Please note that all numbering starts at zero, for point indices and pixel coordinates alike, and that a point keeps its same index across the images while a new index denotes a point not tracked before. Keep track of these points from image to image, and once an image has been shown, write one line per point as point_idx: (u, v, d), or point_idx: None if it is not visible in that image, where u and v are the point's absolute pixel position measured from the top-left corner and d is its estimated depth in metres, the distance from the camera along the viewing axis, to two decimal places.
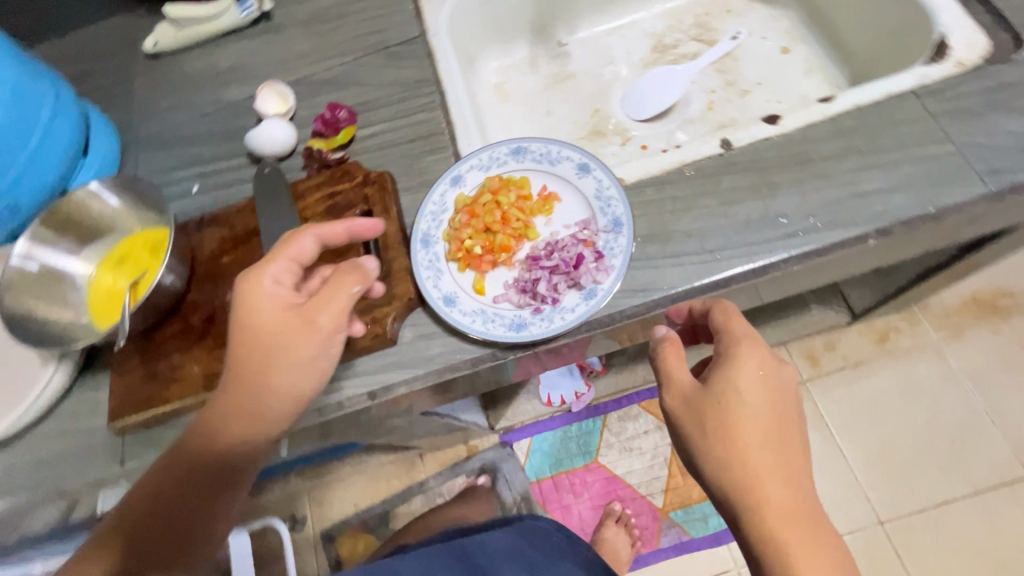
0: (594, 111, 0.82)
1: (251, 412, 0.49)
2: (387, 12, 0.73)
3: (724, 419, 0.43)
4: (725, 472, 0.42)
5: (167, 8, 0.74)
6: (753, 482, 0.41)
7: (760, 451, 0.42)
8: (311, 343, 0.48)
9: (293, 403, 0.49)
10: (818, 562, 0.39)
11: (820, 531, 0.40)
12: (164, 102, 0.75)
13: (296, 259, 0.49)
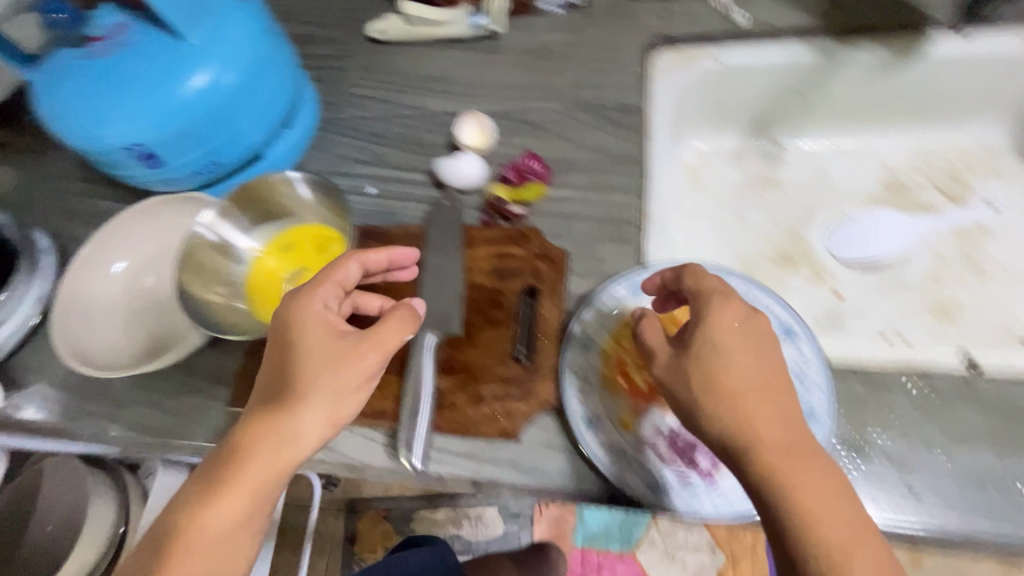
0: (789, 232, 0.73)
1: (257, 430, 0.44)
2: (613, 71, 0.69)
3: (734, 396, 0.40)
4: (738, 446, 0.39)
5: (405, 3, 0.75)
6: (752, 443, 0.39)
7: (767, 420, 0.40)
8: (341, 371, 0.45)
9: (291, 432, 0.44)
10: (845, 542, 0.37)
11: (847, 505, 0.38)
12: (370, 91, 0.76)
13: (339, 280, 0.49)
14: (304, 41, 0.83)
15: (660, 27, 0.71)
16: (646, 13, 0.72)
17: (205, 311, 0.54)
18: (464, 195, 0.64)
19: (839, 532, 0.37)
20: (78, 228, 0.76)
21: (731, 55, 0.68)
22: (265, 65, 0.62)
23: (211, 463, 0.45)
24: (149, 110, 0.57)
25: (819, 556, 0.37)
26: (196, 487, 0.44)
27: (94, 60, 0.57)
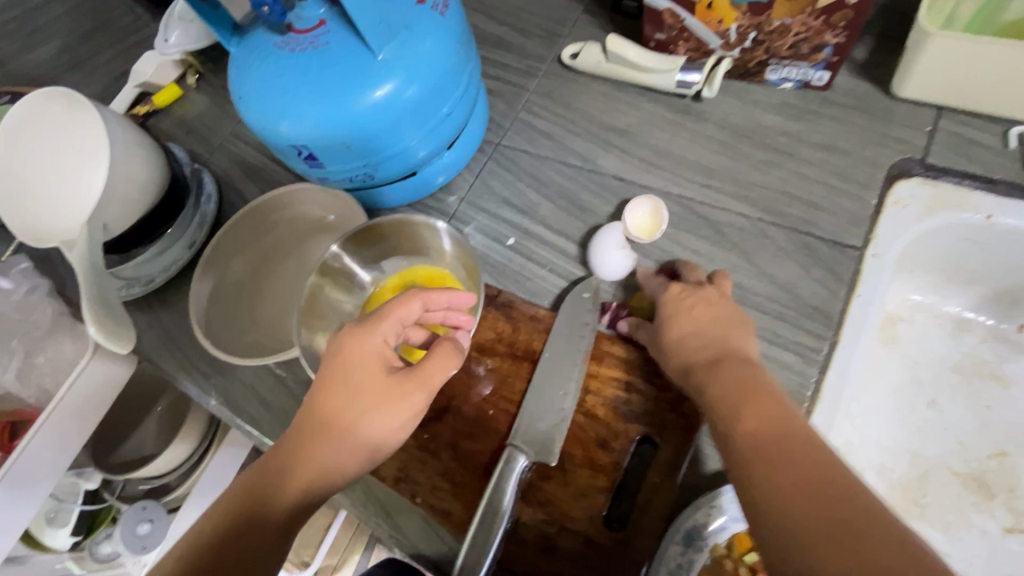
0: (997, 452, 0.56)
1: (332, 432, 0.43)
2: (836, 188, 0.56)
3: (697, 341, 0.45)
4: (694, 370, 0.44)
5: (612, 37, 0.65)
6: (729, 422, 0.38)
7: (738, 365, 0.41)
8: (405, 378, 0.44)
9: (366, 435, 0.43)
10: (761, 440, 0.35)
11: (792, 432, 0.35)
12: (544, 122, 0.69)
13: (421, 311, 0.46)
14: (493, 42, 0.77)
15: (921, 149, 0.55)
16: (906, 122, 0.57)
17: (320, 348, 0.53)
18: (607, 286, 0.57)
19: (754, 428, 0.36)
20: (238, 179, 0.79)
21: (1011, 217, 0.51)
22: (447, 86, 0.58)
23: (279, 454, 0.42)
24: (323, 118, 0.55)
25: (744, 457, 0.35)
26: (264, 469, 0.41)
27: (288, 51, 0.55)
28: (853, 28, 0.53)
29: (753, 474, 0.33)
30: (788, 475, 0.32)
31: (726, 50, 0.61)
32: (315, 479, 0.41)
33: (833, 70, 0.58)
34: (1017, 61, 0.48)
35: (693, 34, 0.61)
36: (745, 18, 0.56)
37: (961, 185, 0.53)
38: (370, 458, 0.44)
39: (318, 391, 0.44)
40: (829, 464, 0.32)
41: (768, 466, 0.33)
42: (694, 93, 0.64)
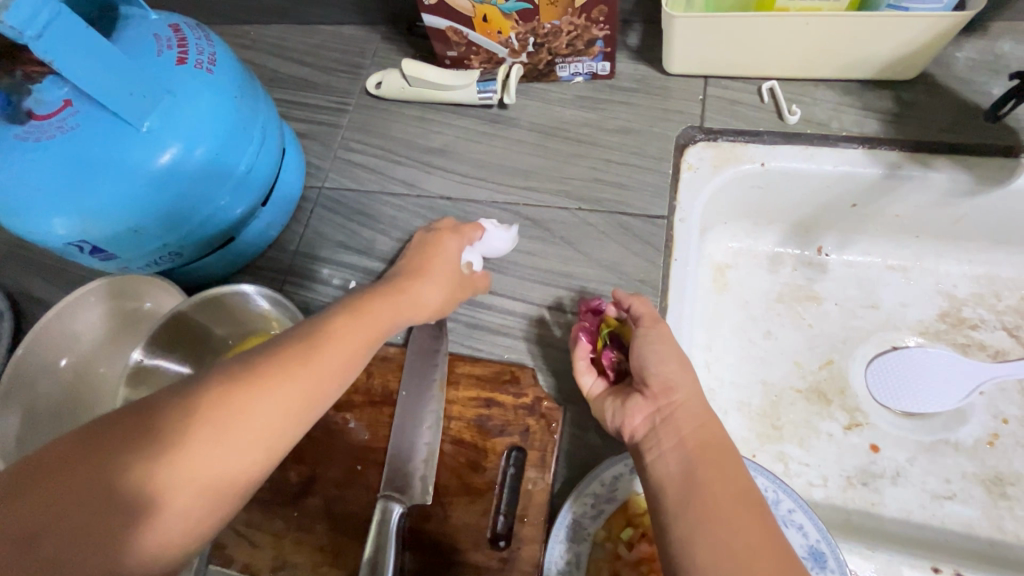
0: (826, 361, 0.63)
1: (312, 339, 0.38)
2: (639, 165, 0.60)
3: (669, 398, 0.43)
4: (652, 431, 0.43)
5: (407, 61, 0.65)
6: (671, 421, 0.42)
7: (682, 376, 0.44)
8: (410, 292, 0.47)
9: (355, 346, 0.40)
10: (693, 447, 0.41)
11: (719, 443, 0.41)
12: (363, 156, 0.68)
13: (452, 249, 0.53)
14: (295, 85, 0.74)
15: (698, 117, 0.61)
16: (682, 95, 0.63)
17: None
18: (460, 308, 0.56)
19: (687, 432, 0.41)
20: (38, 286, 0.69)
21: (779, 160, 0.58)
22: (237, 142, 0.54)
23: (214, 379, 0.35)
24: (95, 205, 0.49)
25: (684, 464, 0.40)
26: (193, 405, 0.33)
27: (33, 141, 0.48)
28: (613, 21, 0.58)
29: (699, 480, 0.39)
30: (720, 482, 0.39)
31: (514, 58, 0.63)
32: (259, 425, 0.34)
33: (610, 60, 0.63)
34: (746, 28, 0.55)
35: (481, 48, 0.63)
36: (518, 24, 0.59)
37: (737, 141, 0.59)
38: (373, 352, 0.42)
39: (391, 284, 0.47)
40: (741, 478, 0.39)
41: (710, 471, 0.39)
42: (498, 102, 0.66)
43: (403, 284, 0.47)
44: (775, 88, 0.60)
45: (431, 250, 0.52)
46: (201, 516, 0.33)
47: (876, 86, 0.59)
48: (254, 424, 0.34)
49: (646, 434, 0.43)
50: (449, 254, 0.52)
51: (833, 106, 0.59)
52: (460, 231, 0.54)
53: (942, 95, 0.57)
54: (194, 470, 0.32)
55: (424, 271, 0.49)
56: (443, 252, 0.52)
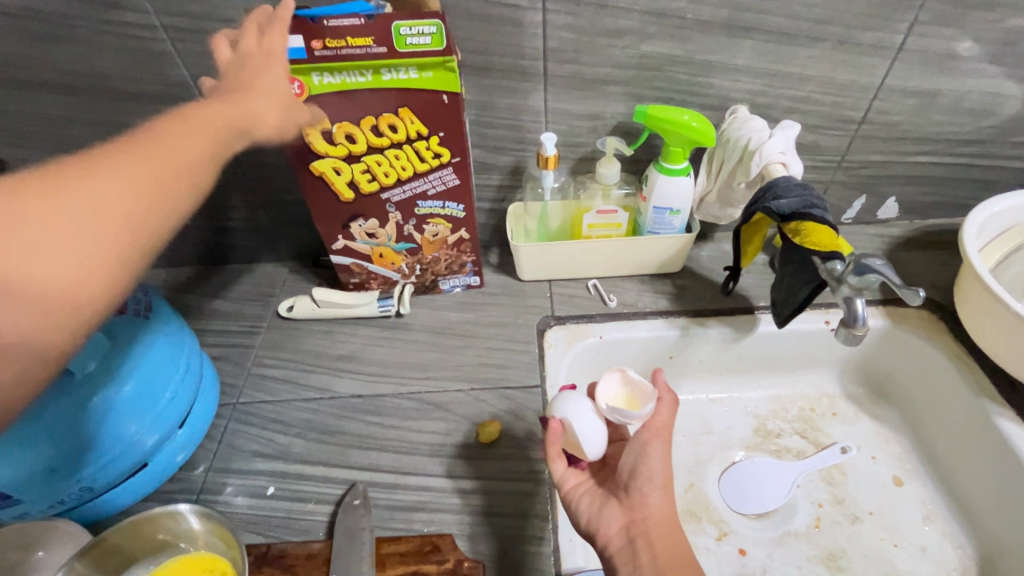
0: (689, 484, 0.77)
1: (86, 165, 0.38)
2: (514, 349, 0.77)
3: (642, 514, 0.52)
4: (630, 547, 0.50)
5: (317, 289, 0.80)
6: (645, 531, 0.51)
7: (656, 495, 0.53)
8: (167, 146, 0.43)
9: (98, 217, 0.36)
10: (661, 558, 0.49)
11: (682, 553, 0.50)
12: (276, 369, 0.76)
13: (282, 36, 0.55)
14: (210, 315, 0.84)
15: (549, 309, 0.82)
16: (536, 294, 0.84)
17: None
18: (383, 494, 0.63)
19: (659, 543, 0.50)
20: None
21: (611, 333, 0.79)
22: (164, 376, 0.62)
23: None
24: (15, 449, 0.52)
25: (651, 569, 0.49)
26: None
27: None
28: (476, 250, 0.79)
29: None
30: None
31: (405, 280, 0.81)
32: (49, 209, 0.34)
33: (479, 274, 0.83)
34: (565, 250, 0.80)
35: (379, 275, 0.81)
36: (406, 254, 0.78)
37: (580, 322, 0.80)
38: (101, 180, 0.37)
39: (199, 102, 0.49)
40: None
41: None
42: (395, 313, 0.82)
43: (182, 135, 0.45)
44: (597, 284, 0.84)
45: (195, 115, 0.47)
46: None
47: (661, 276, 0.86)
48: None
49: (624, 548, 0.51)
50: (280, 57, 0.55)
51: (637, 291, 0.84)
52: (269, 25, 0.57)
53: (701, 279, 0.84)
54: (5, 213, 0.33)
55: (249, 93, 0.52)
56: (189, 148, 0.44)
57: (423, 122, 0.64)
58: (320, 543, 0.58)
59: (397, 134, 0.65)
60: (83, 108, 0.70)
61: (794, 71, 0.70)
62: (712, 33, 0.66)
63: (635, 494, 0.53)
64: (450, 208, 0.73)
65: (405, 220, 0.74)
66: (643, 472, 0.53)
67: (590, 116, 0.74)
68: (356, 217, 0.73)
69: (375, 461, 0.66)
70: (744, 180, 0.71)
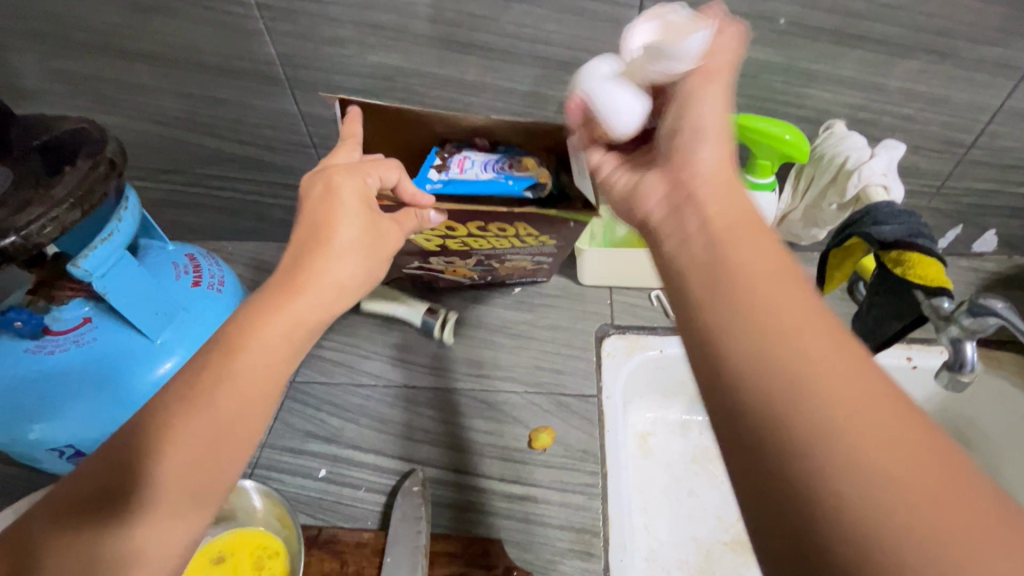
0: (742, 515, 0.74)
1: (173, 417, 0.39)
2: (571, 354, 0.75)
3: (686, 169, 0.40)
4: (684, 230, 0.37)
5: (371, 286, 0.78)
6: (745, 323, 0.29)
7: (746, 239, 0.33)
8: (239, 372, 0.41)
9: (252, 414, 0.41)
10: (764, 380, 0.27)
11: (813, 384, 0.26)
12: (331, 351, 0.76)
13: (358, 197, 0.52)
14: None
15: (608, 316, 0.79)
16: (595, 299, 0.81)
17: None
18: (435, 490, 0.62)
19: (749, 342, 0.28)
20: None
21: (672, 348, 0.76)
22: None
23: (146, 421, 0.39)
24: (92, 410, 0.54)
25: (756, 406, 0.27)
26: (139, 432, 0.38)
27: (46, 353, 0.54)
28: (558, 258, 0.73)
29: (813, 466, 0.24)
30: (835, 439, 0.24)
31: (468, 284, 0.79)
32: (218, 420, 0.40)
33: (547, 274, 0.80)
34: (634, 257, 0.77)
35: (445, 280, 0.78)
36: (480, 272, 0.75)
37: (641, 332, 0.77)
38: (255, 386, 0.42)
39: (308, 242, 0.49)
40: (908, 441, 0.24)
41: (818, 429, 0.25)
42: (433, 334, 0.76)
43: (251, 342, 0.43)
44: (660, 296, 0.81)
45: (270, 311, 0.44)
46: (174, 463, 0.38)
47: None
48: (179, 431, 0.39)
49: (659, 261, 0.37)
50: (353, 208, 0.51)
51: None
52: (356, 171, 0.52)
53: None
54: (186, 437, 0.39)
55: (330, 259, 0.48)
56: (266, 351, 0.43)
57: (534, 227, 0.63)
58: (371, 533, 0.58)
59: (504, 231, 0.64)
60: (175, 81, 0.72)
61: (904, 87, 0.65)
62: (820, 41, 0.61)
63: (679, 150, 0.41)
64: (540, 258, 0.73)
65: (489, 260, 0.72)
66: (689, 122, 0.41)
67: None
68: (438, 255, 0.71)
69: (427, 455, 0.65)
70: (836, 201, 0.67)
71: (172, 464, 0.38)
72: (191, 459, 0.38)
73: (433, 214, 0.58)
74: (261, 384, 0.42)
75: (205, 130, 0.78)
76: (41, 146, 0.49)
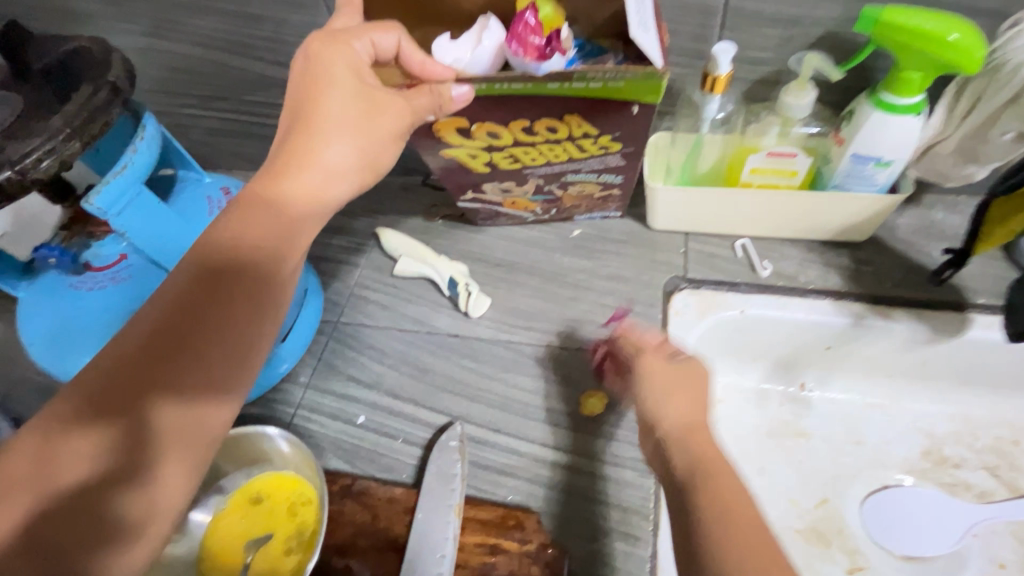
0: (821, 500, 0.65)
1: (208, 282, 0.39)
2: (631, 311, 0.66)
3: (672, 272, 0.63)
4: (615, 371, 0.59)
5: (408, 241, 0.71)
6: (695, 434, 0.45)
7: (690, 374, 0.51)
8: (253, 251, 0.41)
9: (273, 290, 0.41)
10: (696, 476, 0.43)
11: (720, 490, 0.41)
12: (376, 293, 0.71)
13: (347, 66, 0.43)
14: None
15: (681, 267, 0.68)
16: (667, 247, 0.69)
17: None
18: (474, 450, 0.58)
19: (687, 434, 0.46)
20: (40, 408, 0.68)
21: (757, 308, 0.64)
22: None
23: (175, 287, 0.39)
24: None
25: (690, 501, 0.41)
26: (172, 299, 0.38)
27: (87, 290, 0.54)
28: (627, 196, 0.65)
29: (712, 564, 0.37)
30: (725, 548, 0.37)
31: (531, 217, 0.71)
32: (244, 291, 0.40)
33: (620, 208, 0.70)
34: (716, 198, 0.63)
35: (508, 216, 0.70)
36: (542, 203, 0.67)
37: (718, 290, 0.65)
38: (274, 258, 0.41)
39: (293, 117, 0.43)
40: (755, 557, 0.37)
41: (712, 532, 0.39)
42: (463, 309, 0.68)
43: (248, 230, 0.41)
44: (747, 246, 0.68)
45: (266, 198, 0.42)
46: (212, 333, 0.39)
47: (838, 243, 0.67)
48: (214, 304, 0.39)
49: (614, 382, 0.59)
50: (343, 81, 0.43)
51: (801, 261, 0.66)
52: (340, 38, 0.44)
53: (893, 256, 0.65)
54: (218, 307, 0.39)
55: (321, 144, 0.43)
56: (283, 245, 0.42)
57: (617, 136, 0.53)
58: (404, 488, 0.56)
59: (554, 133, 0.53)
60: None
61: None
62: None
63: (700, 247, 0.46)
64: (608, 178, 0.61)
65: (548, 183, 0.62)
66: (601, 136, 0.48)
67: (786, 22, 0.54)
68: (491, 180, 0.61)
69: (464, 410, 0.61)
70: (1014, 129, 0.50)
71: (203, 344, 0.38)
72: (225, 326, 0.39)
73: (454, 85, 0.45)
74: (285, 256, 0.42)
75: (246, 52, 0.72)
76: (50, 68, 0.45)
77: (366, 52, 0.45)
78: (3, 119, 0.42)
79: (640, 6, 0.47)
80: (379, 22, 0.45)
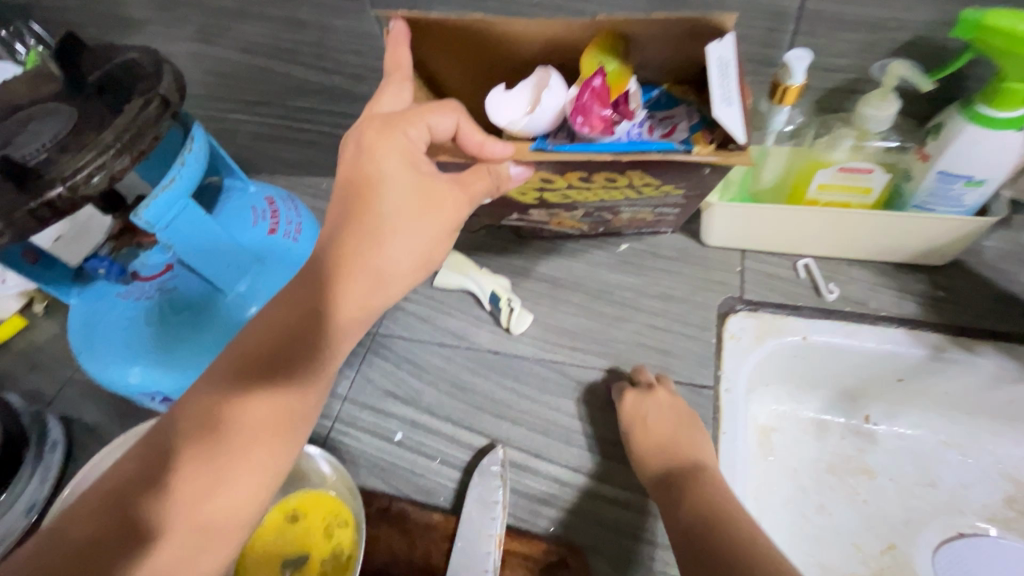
0: (888, 546, 0.59)
1: (270, 331, 0.40)
2: (682, 333, 0.62)
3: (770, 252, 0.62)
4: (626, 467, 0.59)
5: (449, 253, 0.69)
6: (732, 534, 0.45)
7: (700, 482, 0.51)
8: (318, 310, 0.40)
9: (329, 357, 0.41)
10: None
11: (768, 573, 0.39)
12: (415, 305, 0.69)
13: (401, 156, 0.41)
14: None
15: (737, 288, 0.63)
16: (722, 265, 0.65)
17: None
18: (515, 477, 0.56)
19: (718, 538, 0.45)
20: (90, 411, 0.69)
21: (822, 335, 0.59)
22: None
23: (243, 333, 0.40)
24: (177, 363, 0.53)
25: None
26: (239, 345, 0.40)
27: (135, 300, 0.54)
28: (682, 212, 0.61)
29: None
30: None
31: (577, 233, 0.68)
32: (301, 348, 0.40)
33: (672, 224, 0.66)
34: (780, 218, 0.59)
35: (553, 230, 0.67)
36: (590, 223, 0.63)
37: (778, 313, 0.61)
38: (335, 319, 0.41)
39: (364, 169, 0.41)
40: None
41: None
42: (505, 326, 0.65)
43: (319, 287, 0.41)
44: (810, 267, 0.63)
45: (338, 253, 0.41)
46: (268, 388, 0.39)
47: (913, 267, 0.61)
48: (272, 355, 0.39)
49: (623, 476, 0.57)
50: (399, 177, 0.41)
51: (871, 285, 0.61)
52: (393, 122, 0.42)
53: (976, 283, 0.59)
54: (274, 361, 0.39)
55: (381, 241, 0.40)
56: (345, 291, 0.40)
57: (678, 185, 0.50)
58: (442, 514, 0.54)
59: (614, 182, 0.50)
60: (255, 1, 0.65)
61: None
62: None
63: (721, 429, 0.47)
64: (662, 209, 0.58)
65: (599, 211, 0.59)
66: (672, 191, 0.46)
67: (870, 25, 0.49)
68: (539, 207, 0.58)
69: (505, 433, 0.59)
70: None
71: (256, 397, 0.39)
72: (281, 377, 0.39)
73: (512, 166, 0.45)
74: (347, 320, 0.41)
75: (290, 58, 0.72)
76: (103, 80, 0.45)
77: (422, 137, 0.43)
78: (56, 133, 0.42)
79: (723, 70, 0.41)
80: (433, 103, 0.42)
